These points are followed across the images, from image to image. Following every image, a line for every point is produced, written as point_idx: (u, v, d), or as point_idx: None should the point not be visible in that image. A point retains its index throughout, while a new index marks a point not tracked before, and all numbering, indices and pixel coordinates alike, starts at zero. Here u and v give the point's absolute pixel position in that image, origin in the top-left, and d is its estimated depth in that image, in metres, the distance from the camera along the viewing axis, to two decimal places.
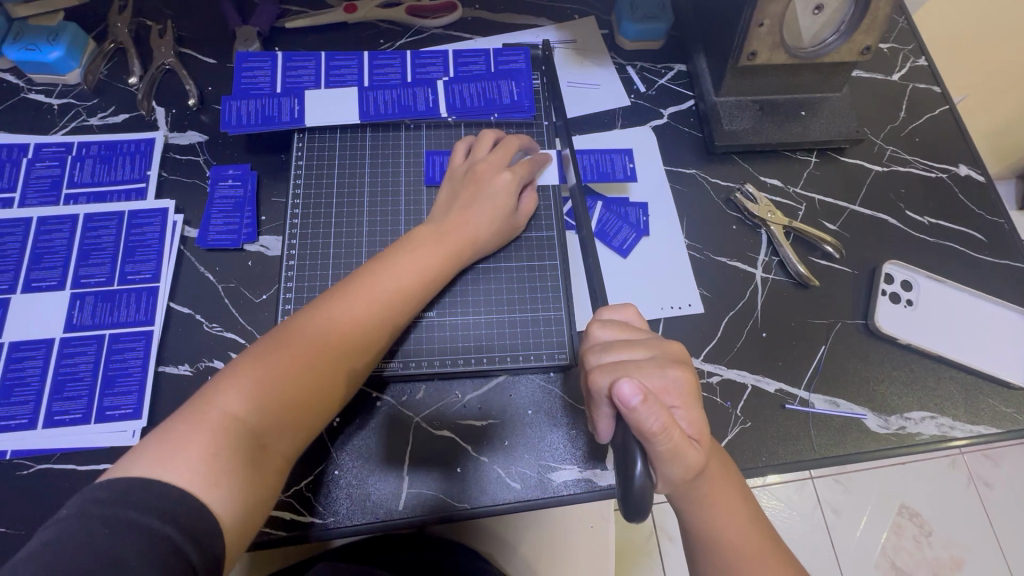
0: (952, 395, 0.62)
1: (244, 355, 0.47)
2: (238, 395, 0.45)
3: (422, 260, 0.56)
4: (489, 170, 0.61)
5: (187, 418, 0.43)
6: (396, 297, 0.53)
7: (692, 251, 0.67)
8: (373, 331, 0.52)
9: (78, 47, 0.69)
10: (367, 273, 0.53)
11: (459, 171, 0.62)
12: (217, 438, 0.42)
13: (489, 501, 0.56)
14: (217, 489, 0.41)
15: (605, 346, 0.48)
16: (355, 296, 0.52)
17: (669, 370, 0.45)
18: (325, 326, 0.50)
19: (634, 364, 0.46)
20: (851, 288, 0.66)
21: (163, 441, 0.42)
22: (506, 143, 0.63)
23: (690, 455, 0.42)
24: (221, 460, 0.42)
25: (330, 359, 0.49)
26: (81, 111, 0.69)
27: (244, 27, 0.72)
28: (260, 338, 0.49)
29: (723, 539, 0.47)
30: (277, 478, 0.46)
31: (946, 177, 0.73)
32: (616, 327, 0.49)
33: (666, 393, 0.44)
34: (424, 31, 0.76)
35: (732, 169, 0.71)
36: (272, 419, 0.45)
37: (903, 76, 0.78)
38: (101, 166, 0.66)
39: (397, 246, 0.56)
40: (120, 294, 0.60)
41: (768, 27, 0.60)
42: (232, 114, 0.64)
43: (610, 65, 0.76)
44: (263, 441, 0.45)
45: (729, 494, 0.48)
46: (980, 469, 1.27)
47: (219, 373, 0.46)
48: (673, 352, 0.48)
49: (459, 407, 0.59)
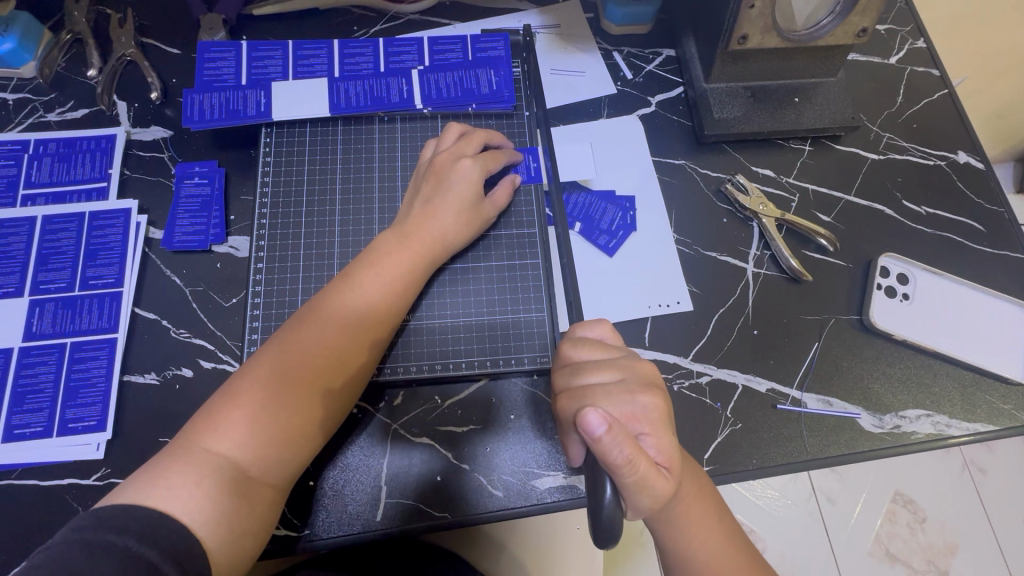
0: (948, 391, 0.60)
1: (220, 396, 0.46)
2: (223, 433, 0.45)
3: (389, 269, 0.53)
4: (449, 160, 0.58)
5: (173, 453, 0.44)
6: (370, 313, 0.51)
7: (680, 246, 0.65)
8: (352, 353, 0.50)
9: (32, 38, 0.65)
10: (336, 292, 0.52)
11: (425, 164, 0.60)
12: (197, 468, 0.43)
13: (469, 511, 0.54)
14: (198, 514, 0.41)
15: (576, 369, 0.47)
16: (328, 319, 0.50)
17: (639, 396, 0.44)
18: (300, 354, 0.48)
19: (602, 389, 0.44)
20: (846, 282, 0.64)
21: (150, 472, 0.42)
22: (473, 136, 0.60)
23: (659, 486, 0.41)
24: (203, 487, 0.42)
25: (312, 389, 0.48)
26: (38, 107, 0.65)
27: (209, 15, 0.69)
28: (236, 377, 0.48)
29: (701, 560, 0.46)
30: (268, 507, 0.46)
31: (944, 164, 0.70)
32: (590, 346, 0.48)
33: (634, 420, 0.43)
34: (401, 16, 0.72)
35: (723, 159, 0.69)
36: (256, 449, 0.45)
37: (900, 59, 0.75)
38: (60, 165, 0.62)
39: (361, 259, 0.54)
40: (81, 300, 0.58)
41: (760, 9, 0.57)
42: (195, 108, 0.61)
43: (596, 50, 0.72)
44: (249, 468, 0.45)
45: (704, 512, 0.47)
46: (974, 455, 1.26)
47: (202, 412, 0.46)
48: (644, 374, 0.46)
49: (440, 413, 0.57)
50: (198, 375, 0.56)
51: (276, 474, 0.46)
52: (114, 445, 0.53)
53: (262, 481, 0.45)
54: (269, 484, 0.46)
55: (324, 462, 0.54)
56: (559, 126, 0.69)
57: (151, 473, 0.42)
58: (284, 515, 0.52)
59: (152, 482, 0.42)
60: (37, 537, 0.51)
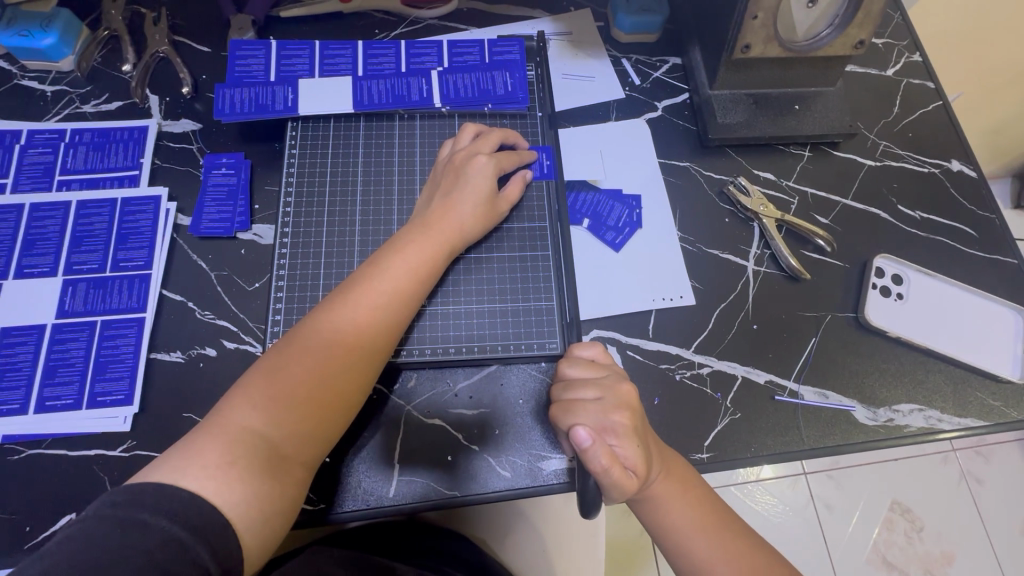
0: (941, 388, 0.63)
1: (254, 371, 0.49)
2: (253, 411, 0.47)
3: (414, 256, 0.56)
4: (465, 157, 0.61)
5: (208, 430, 0.46)
6: (390, 301, 0.54)
7: (684, 243, 0.68)
8: (371, 337, 0.52)
9: (72, 33, 0.69)
10: (363, 276, 0.54)
11: (443, 160, 0.63)
12: (232, 450, 0.45)
13: (477, 490, 0.56)
14: (233, 494, 0.43)
15: (566, 385, 0.53)
16: (353, 304, 0.52)
17: (611, 415, 0.49)
18: (328, 333, 0.51)
19: (581, 405, 0.50)
20: (842, 281, 0.67)
21: (184, 451, 0.44)
22: (488, 136, 0.64)
23: (623, 487, 0.46)
24: (236, 469, 0.44)
25: (333, 371, 0.50)
26: (75, 98, 0.69)
27: (239, 15, 0.72)
28: (268, 354, 0.50)
29: (683, 529, 0.50)
30: (296, 487, 0.48)
31: (939, 172, 0.73)
32: (581, 365, 0.53)
33: (606, 433, 0.48)
34: (420, 21, 0.76)
35: (726, 162, 0.72)
36: (284, 428, 0.47)
37: (897, 71, 0.78)
38: (94, 154, 0.65)
39: (387, 247, 0.57)
40: (112, 280, 0.60)
41: (762, 20, 0.61)
42: (226, 102, 0.64)
43: (605, 57, 0.76)
44: (280, 448, 0.47)
45: (680, 489, 0.51)
46: (970, 465, 1.28)
47: (234, 388, 0.49)
48: (622, 394, 0.51)
49: (451, 397, 0.59)
50: (221, 355, 0.59)
51: (305, 453, 0.48)
52: (141, 419, 0.56)
53: (293, 461, 0.47)
54: (300, 465, 0.48)
55: (344, 443, 0.56)
56: (568, 128, 0.71)
57: (187, 451, 0.44)
58: None
59: (189, 460, 0.44)
60: (64, 504, 0.53)
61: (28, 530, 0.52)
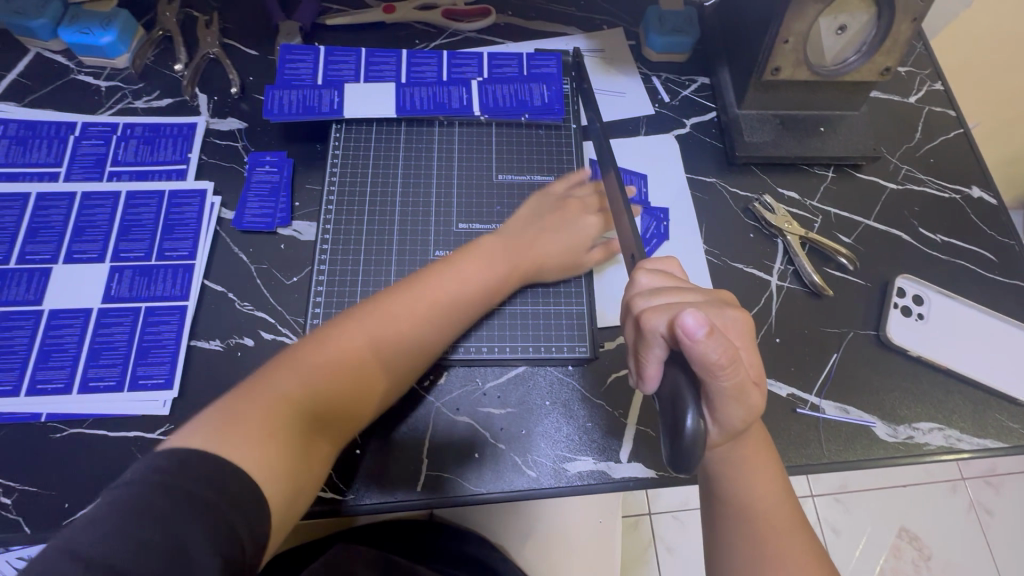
0: (960, 408, 0.64)
1: (312, 340, 0.50)
2: (304, 380, 0.47)
3: (482, 268, 0.59)
4: (579, 205, 0.67)
5: (253, 389, 0.45)
6: (451, 305, 0.56)
7: (710, 255, 0.69)
8: (424, 330, 0.54)
9: (129, 33, 0.72)
10: (433, 276, 0.57)
11: (555, 194, 0.67)
12: (272, 420, 0.43)
13: (504, 487, 0.57)
14: (272, 469, 0.41)
15: (653, 292, 0.48)
16: (422, 300, 0.55)
17: (727, 310, 0.47)
18: (392, 323, 0.53)
19: (691, 304, 0.46)
20: (864, 300, 0.68)
21: (228, 411, 0.42)
22: (597, 190, 0.69)
23: (750, 395, 0.44)
24: (277, 442, 0.42)
25: (382, 360, 0.52)
26: (127, 94, 0.71)
27: (287, 22, 0.75)
28: (326, 327, 0.52)
29: (754, 509, 0.46)
30: (318, 466, 0.47)
31: (959, 198, 0.75)
32: (660, 275, 0.50)
33: (729, 332, 0.46)
34: (458, 33, 0.79)
35: (752, 179, 0.74)
36: (327, 401, 0.47)
37: (919, 98, 0.80)
38: (144, 147, 0.68)
39: (458, 254, 0.60)
40: (157, 269, 0.62)
41: (793, 45, 0.63)
42: (275, 103, 0.67)
43: (636, 75, 0.78)
44: (316, 423, 0.47)
45: (766, 462, 0.48)
46: (981, 495, 1.28)
47: (291, 351, 0.49)
48: (721, 295, 0.49)
49: (479, 395, 0.60)
50: (259, 345, 0.61)
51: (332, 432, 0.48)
52: (179, 404, 0.58)
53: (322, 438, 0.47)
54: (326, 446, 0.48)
55: (374, 436, 0.58)
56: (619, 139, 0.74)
57: (228, 416, 0.42)
58: (331, 479, 0.56)
59: (232, 423, 0.41)
60: (102, 483, 0.54)
61: (67, 507, 0.53)
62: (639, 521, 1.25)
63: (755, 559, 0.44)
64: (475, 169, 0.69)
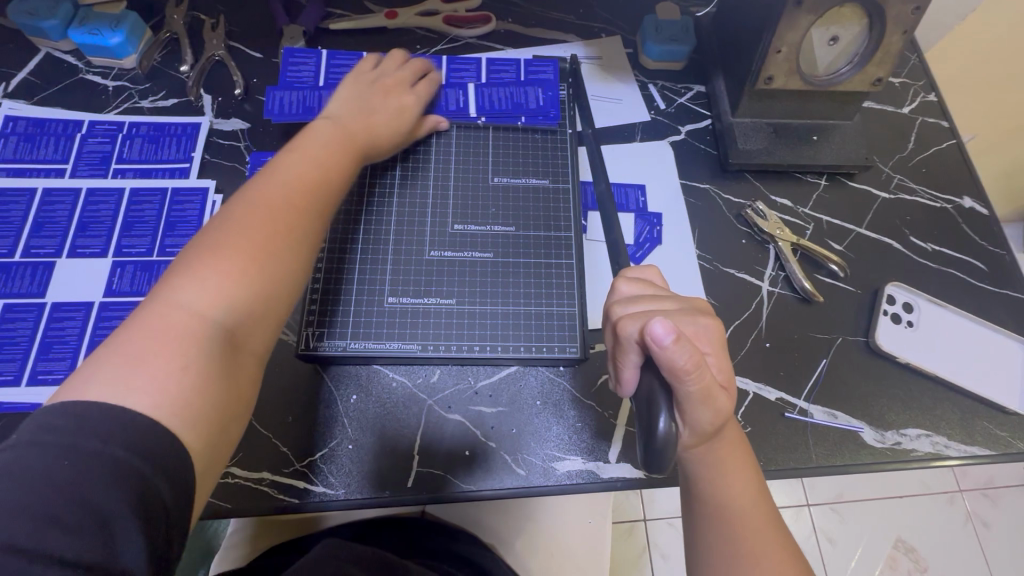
0: (948, 415, 0.64)
1: (196, 250, 0.45)
2: (200, 293, 0.43)
3: (331, 150, 0.57)
4: (394, 84, 0.67)
5: (148, 321, 0.41)
6: (324, 183, 0.55)
7: (702, 260, 0.70)
8: (313, 217, 0.52)
9: (137, 34, 0.74)
10: (296, 162, 0.54)
11: (367, 77, 0.67)
12: (183, 344, 0.41)
13: (493, 485, 0.58)
14: (194, 395, 0.39)
15: (630, 299, 0.49)
16: (298, 183, 0.52)
17: (700, 318, 0.47)
18: (274, 211, 0.49)
19: (665, 312, 0.47)
20: (855, 307, 0.69)
21: (125, 354, 0.39)
22: (396, 70, 0.68)
23: (717, 400, 0.44)
24: (189, 364, 0.40)
25: (285, 249, 0.48)
26: (134, 94, 0.73)
27: (292, 26, 0.77)
28: (205, 234, 0.47)
29: (729, 509, 0.46)
30: (251, 378, 0.46)
31: (950, 208, 0.76)
32: (640, 283, 0.51)
33: (700, 339, 0.47)
34: (459, 39, 0.81)
35: (745, 186, 0.75)
36: (239, 310, 0.45)
37: (912, 109, 0.81)
38: (148, 146, 0.70)
39: (305, 140, 0.57)
40: (158, 264, 0.64)
41: (786, 54, 0.65)
42: (276, 103, 0.69)
43: (632, 82, 0.80)
44: (231, 333, 0.44)
45: (743, 464, 0.48)
46: (978, 508, 1.27)
47: (174, 271, 0.45)
48: (696, 303, 0.50)
49: (471, 394, 0.61)
50: None
51: (256, 343, 0.46)
52: None
53: (249, 350, 0.45)
54: (253, 356, 0.46)
55: (366, 432, 0.59)
56: (610, 145, 0.75)
57: (123, 350, 0.39)
58: (323, 474, 0.57)
59: (140, 363, 0.39)
60: None
61: None
62: (633, 527, 1.25)
63: (728, 559, 0.44)
64: (472, 171, 0.70)
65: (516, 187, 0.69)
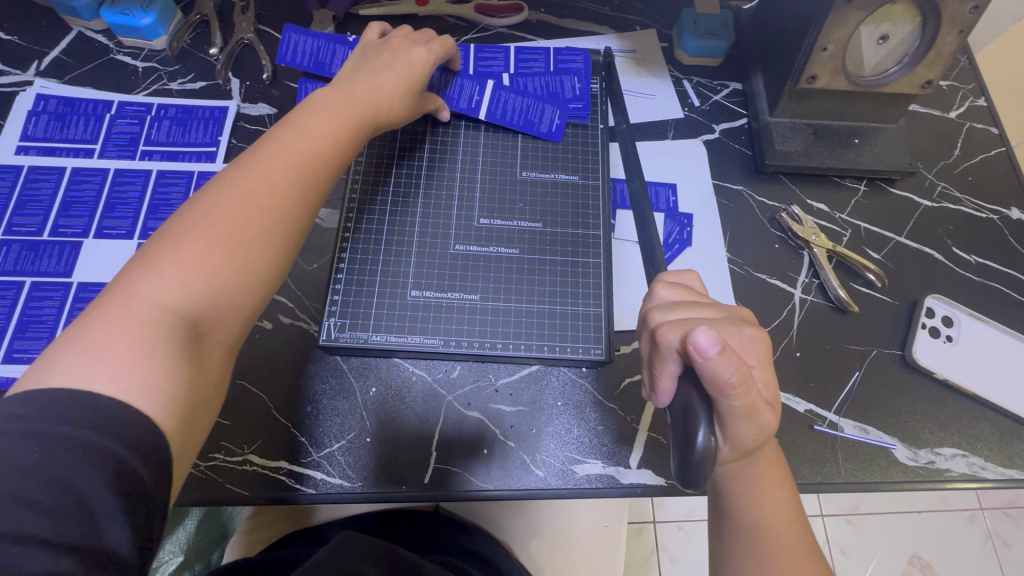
0: (986, 435, 0.62)
1: (164, 235, 0.43)
2: (163, 282, 0.41)
3: (322, 121, 0.53)
4: (402, 43, 0.62)
5: (106, 308, 0.39)
6: (311, 160, 0.50)
7: (732, 264, 0.68)
8: (291, 197, 0.48)
9: (167, 15, 0.73)
10: (278, 138, 0.51)
11: (374, 43, 0.63)
12: (142, 332, 0.39)
13: (512, 485, 0.57)
14: (156, 386, 0.37)
15: (670, 305, 0.47)
16: (282, 160, 0.49)
17: (745, 329, 0.45)
18: (247, 193, 0.46)
19: (707, 321, 0.46)
20: (891, 319, 0.66)
21: (80, 339, 0.38)
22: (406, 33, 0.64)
23: (760, 414, 0.42)
24: (150, 353, 0.38)
25: (251, 235, 0.45)
26: (163, 76, 0.73)
27: (322, 10, 0.76)
28: (176, 219, 0.45)
29: (761, 527, 0.44)
30: (219, 370, 0.44)
31: (997, 218, 0.72)
32: (679, 289, 0.50)
33: (744, 351, 0.45)
34: (490, 28, 0.79)
35: (780, 189, 0.72)
36: (203, 296, 0.42)
37: (960, 113, 0.78)
38: (176, 128, 0.69)
39: (301, 112, 0.54)
40: None
41: (832, 52, 0.61)
42: (290, 49, 0.69)
43: (666, 77, 0.77)
44: (195, 322, 0.42)
45: (778, 481, 0.46)
46: (1000, 527, 1.23)
47: (140, 258, 0.42)
48: (740, 313, 0.48)
49: (492, 391, 0.60)
50: (276, 328, 0.62)
51: (224, 333, 0.44)
52: None
53: (214, 339, 0.43)
54: (219, 344, 0.44)
55: (385, 426, 0.58)
56: (644, 142, 0.73)
57: (81, 343, 0.37)
58: (342, 466, 0.56)
59: (98, 350, 0.37)
60: None
61: None
62: (643, 528, 1.24)
63: None
64: (500, 165, 0.68)
65: (543, 182, 0.68)
